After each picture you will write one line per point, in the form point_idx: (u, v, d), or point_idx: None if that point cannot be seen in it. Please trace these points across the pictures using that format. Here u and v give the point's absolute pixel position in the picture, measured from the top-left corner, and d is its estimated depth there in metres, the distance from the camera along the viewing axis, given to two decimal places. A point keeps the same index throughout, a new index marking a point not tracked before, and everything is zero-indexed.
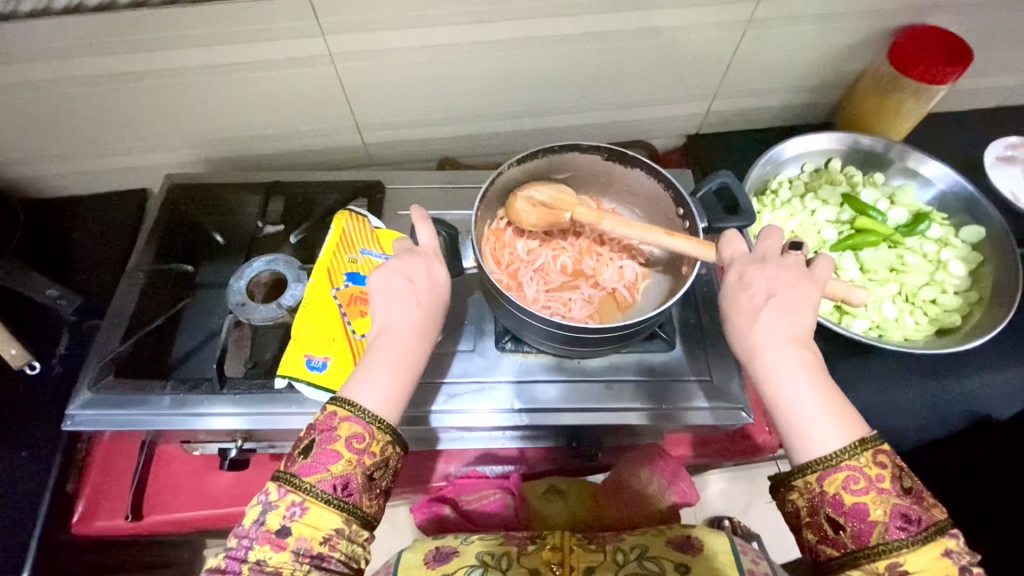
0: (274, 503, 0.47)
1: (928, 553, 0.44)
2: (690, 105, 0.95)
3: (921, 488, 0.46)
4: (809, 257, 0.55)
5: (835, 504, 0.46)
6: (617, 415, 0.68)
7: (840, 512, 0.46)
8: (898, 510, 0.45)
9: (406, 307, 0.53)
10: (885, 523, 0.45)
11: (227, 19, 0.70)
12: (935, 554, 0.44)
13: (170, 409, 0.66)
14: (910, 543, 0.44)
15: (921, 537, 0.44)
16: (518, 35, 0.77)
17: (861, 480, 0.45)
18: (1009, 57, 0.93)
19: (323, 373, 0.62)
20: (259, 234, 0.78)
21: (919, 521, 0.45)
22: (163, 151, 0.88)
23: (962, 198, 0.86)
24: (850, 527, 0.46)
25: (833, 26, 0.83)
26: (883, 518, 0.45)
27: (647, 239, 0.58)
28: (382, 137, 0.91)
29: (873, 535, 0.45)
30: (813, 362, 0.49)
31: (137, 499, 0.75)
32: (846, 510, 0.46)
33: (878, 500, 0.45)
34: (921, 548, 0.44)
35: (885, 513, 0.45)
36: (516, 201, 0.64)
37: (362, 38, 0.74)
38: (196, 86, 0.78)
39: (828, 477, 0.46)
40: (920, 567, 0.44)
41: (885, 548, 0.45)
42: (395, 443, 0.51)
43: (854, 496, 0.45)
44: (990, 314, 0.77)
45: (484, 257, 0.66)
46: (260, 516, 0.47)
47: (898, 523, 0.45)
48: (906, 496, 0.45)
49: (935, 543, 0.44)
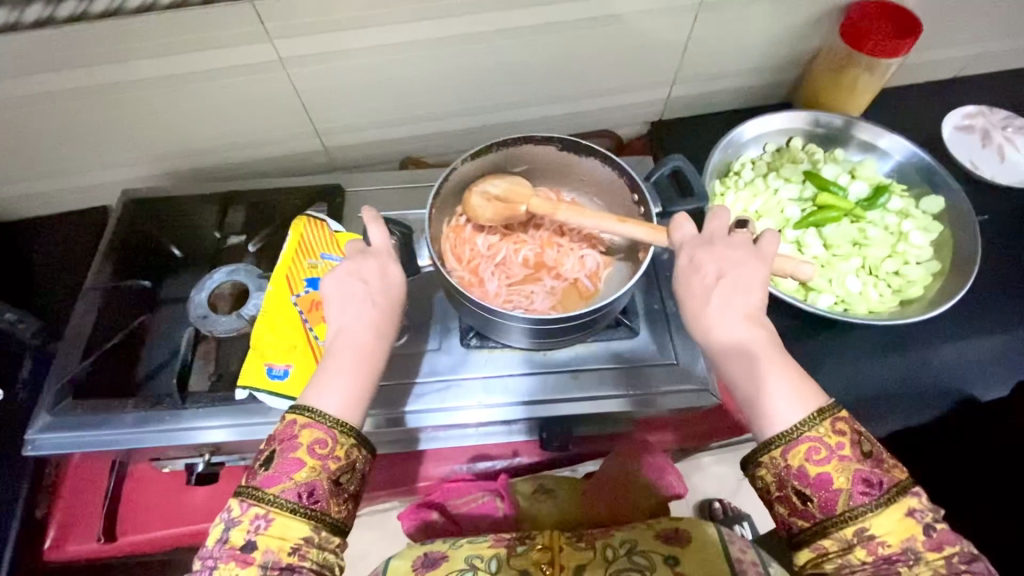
0: (238, 518, 0.47)
1: (891, 515, 0.46)
2: (650, 91, 0.94)
3: (880, 451, 0.49)
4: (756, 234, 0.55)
5: (800, 476, 0.48)
6: (588, 404, 0.68)
7: (807, 484, 0.48)
8: (860, 475, 0.47)
9: (359, 309, 0.52)
10: (849, 488, 0.47)
11: (171, 28, 0.69)
12: (899, 515, 0.46)
13: (134, 427, 0.65)
14: (875, 507, 0.46)
15: (884, 500, 0.47)
16: (472, 29, 0.77)
17: (822, 450, 0.48)
18: (960, 28, 0.94)
19: (285, 381, 0.61)
20: (224, 249, 0.77)
21: (881, 483, 0.47)
22: (116, 166, 0.86)
23: (920, 169, 0.87)
24: (817, 497, 0.48)
25: (783, 6, 0.84)
26: (847, 484, 0.47)
27: (601, 227, 0.58)
28: (343, 139, 0.90)
29: (839, 503, 0.47)
30: (766, 338, 0.50)
31: (110, 521, 0.74)
32: (811, 481, 0.48)
33: (839, 467, 0.47)
34: (885, 511, 0.46)
35: (848, 479, 0.47)
36: (471, 197, 0.63)
37: (315, 41, 0.74)
38: (147, 99, 0.77)
39: (792, 450, 0.48)
40: (885, 530, 0.46)
41: (852, 514, 0.47)
42: (361, 446, 0.51)
43: (817, 467, 0.48)
44: (951, 284, 0.78)
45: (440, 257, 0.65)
46: (224, 533, 0.47)
47: (861, 488, 0.47)
48: (867, 460, 0.48)
49: (898, 504, 0.47)
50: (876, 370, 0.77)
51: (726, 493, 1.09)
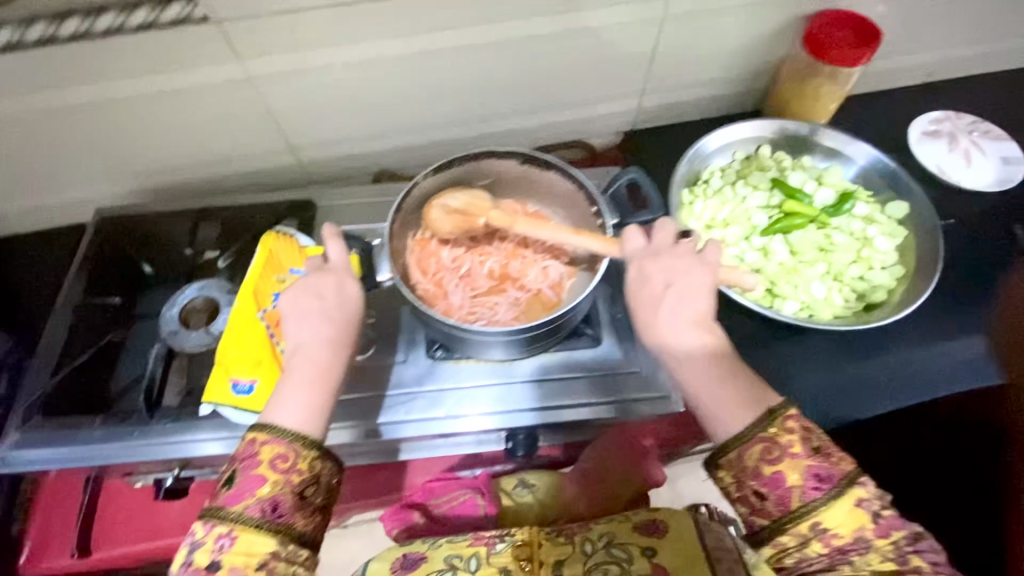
0: (201, 540, 0.47)
1: (841, 507, 0.47)
2: (620, 103, 0.96)
3: (830, 445, 0.50)
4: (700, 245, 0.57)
5: (755, 476, 0.49)
6: (551, 412, 0.69)
7: (762, 483, 0.49)
8: (812, 471, 0.48)
9: (316, 324, 0.53)
10: (801, 485, 0.48)
11: (141, 49, 0.70)
12: (849, 507, 0.47)
13: (102, 442, 0.66)
14: (826, 501, 0.47)
15: (835, 494, 0.47)
16: (438, 45, 0.78)
17: (774, 450, 0.49)
18: (922, 35, 0.95)
19: (250, 396, 0.62)
20: (200, 264, 0.79)
21: (831, 477, 0.48)
22: (91, 186, 0.87)
23: (883, 174, 0.88)
24: (772, 495, 0.48)
25: (744, 17, 0.86)
26: (799, 481, 0.48)
27: (556, 239, 0.59)
28: (317, 154, 0.91)
29: (793, 500, 0.48)
30: (714, 347, 0.52)
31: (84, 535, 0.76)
32: (765, 480, 0.49)
33: (791, 465, 0.48)
34: (836, 504, 0.47)
35: (800, 476, 0.48)
36: (432, 211, 0.64)
37: (282, 59, 0.75)
38: (119, 118, 0.78)
39: (745, 452, 0.49)
40: (838, 522, 0.47)
41: (805, 510, 0.48)
42: (324, 458, 0.51)
43: (770, 466, 0.48)
44: (913, 288, 0.80)
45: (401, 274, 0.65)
46: (188, 556, 0.47)
47: (813, 484, 0.48)
48: (817, 455, 0.49)
49: (847, 496, 0.47)
50: (843, 374, 0.78)
51: (708, 499, 1.09)
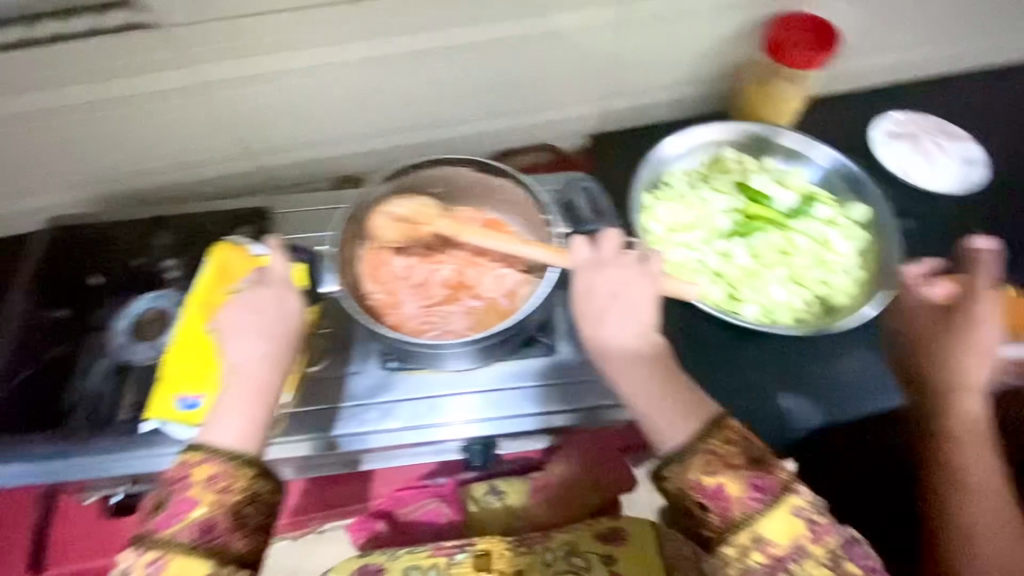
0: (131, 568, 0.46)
1: (780, 516, 0.47)
2: (586, 107, 0.94)
3: (768, 455, 0.50)
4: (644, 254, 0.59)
5: (698, 487, 0.49)
6: (505, 423, 0.69)
7: (705, 495, 0.48)
8: (751, 481, 0.48)
9: (254, 340, 0.54)
10: (742, 496, 0.48)
11: (85, 56, 0.69)
12: (786, 515, 0.48)
13: (43, 458, 0.66)
14: (765, 511, 0.47)
15: (773, 504, 0.48)
16: (394, 50, 0.78)
17: (715, 461, 0.49)
18: (884, 38, 0.96)
19: (195, 412, 0.62)
20: (158, 275, 0.76)
21: (769, 486, 0.48)
22: (44, 195, 0.85)
23: (845, 176, 0.88)
24: (715, 507, 0.48)
25: (701, 20, 0.87)
26: (740, 492, 0.48)
27: (505, 248, 0.60)
28: (278, 161, 0.87)
29: (734, 511, 0.48)
30: (654, 357, 0.53)
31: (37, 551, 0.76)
32: (707, 491, 0.48)
33: (732, 477, 0.48)
34: (775, 512, 0.47)
35: (740, 487, 0.48)
36: (377, 217, 0.66)
37: (234, 65, 0.74)
38: (68, 126, 0.76)
39: (688, 464, 0.49)
40: (778, 533, 0.47)
41: (745, 520, 0.48)
42: (264, 476, 0.50)
43: (712, 478, 0.48)
44: (871, 291, 0.80)
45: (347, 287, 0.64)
46: None
47: (753, 494, 0.48)
48: (756, 466, 0.49)
49: (785, 505, 0.48)
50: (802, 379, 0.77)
51: None
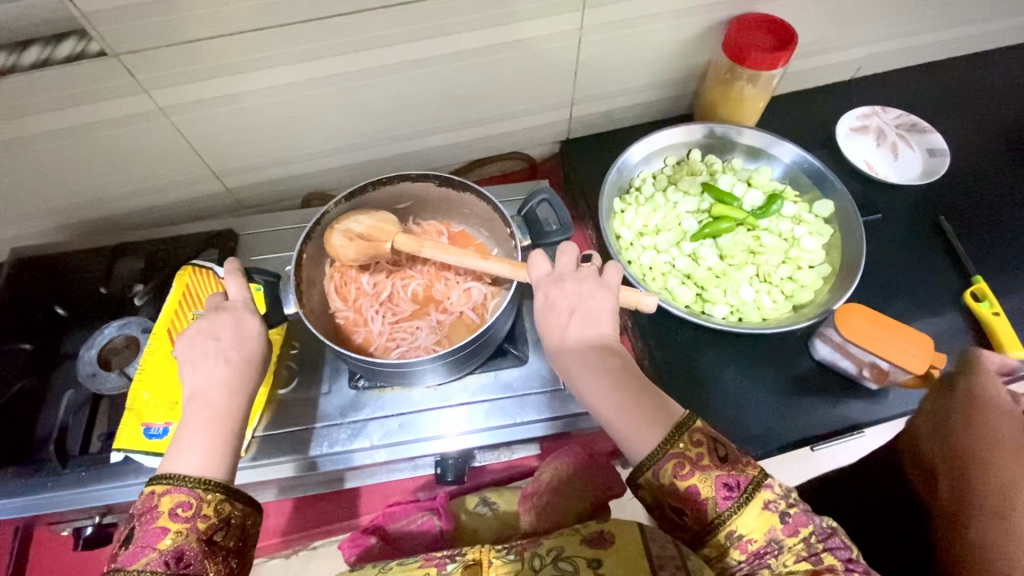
0: None
1: (752, 512, 0.47)
2: (551, 113, 0.95)
3: (736, 451, 0.50)
4: (602, 264, 0.59)
5: (670, 492, 0.49)
6: (476, 438, 0.69)
7: (680, 500, 0.49)
8: (721, 481, 0.48)
9: (214, 368, 0.54)
10: (713, 496, 0.48)
11: (34, 88, 0.67)
12: (757, 511, 0.48)
13: (12, 498, 0.65)
14: (738, 509, 0.48)
15: (745, 500, 0.48)
16: (355, 68, 0.76)
17: (685, 463, 0.49)
18: (849, 33, 0.95)
19: (160, 440, 0.63)
20: (130, 299, 0.77)
21: (739, 485, 0.48)
22: (11, 223, 0.86)
23: (810, 173, 0.89)
24: (690, 509, 0.49)
25: (668, 25, 0.85)
26: (712, 493, 0.48)
27: (464, 263, 0.60)
28: (243, 179, 0.89)
29: (709, 512, 0.48)
30: (618, 367, 0.54)
31: None
32: (681, 495, 0.49)
33: (702, 478, 0.48)
34: (747, 511, 0.47)
35: (711, 488, 0.48)
36: (333, 235, 0.63)
37: (191, 89, 0.72)
38: (25, 157, 0.75)
39: (659, 470, 0.49)
40: (751, 528, 0.47)
41: (720, 520, 0.48)
42: (232, 499, 0.50)
43: (683, 481, 0.48)
44: (838, 287, 0.80)
45: (309, 309, 0.65)
46: None
47: (724, 493, 0.48)
48: (724, 465, 0.49)
49: (755, 501, 0.48)
50: (773, 377, 0.77)
51: None
